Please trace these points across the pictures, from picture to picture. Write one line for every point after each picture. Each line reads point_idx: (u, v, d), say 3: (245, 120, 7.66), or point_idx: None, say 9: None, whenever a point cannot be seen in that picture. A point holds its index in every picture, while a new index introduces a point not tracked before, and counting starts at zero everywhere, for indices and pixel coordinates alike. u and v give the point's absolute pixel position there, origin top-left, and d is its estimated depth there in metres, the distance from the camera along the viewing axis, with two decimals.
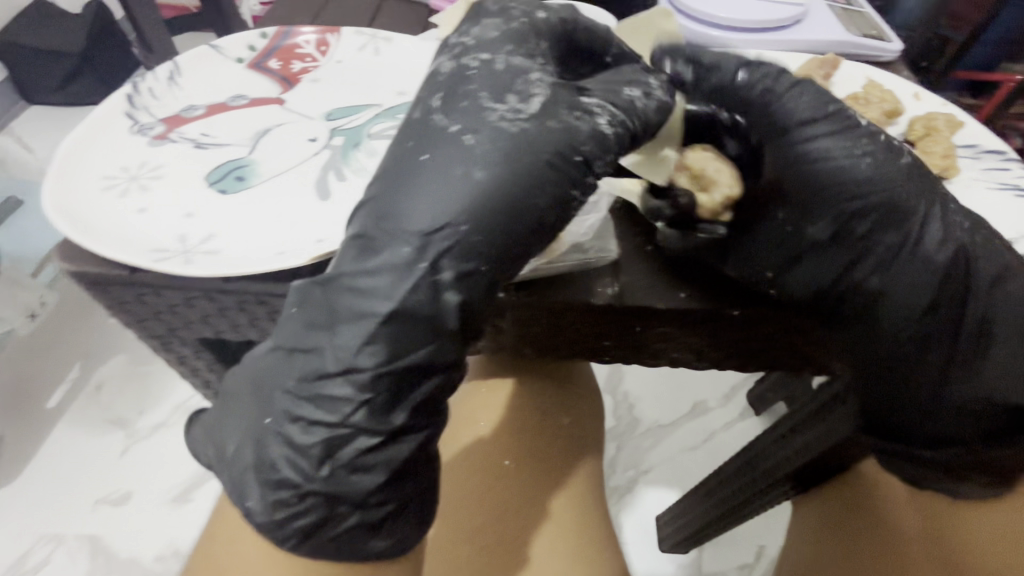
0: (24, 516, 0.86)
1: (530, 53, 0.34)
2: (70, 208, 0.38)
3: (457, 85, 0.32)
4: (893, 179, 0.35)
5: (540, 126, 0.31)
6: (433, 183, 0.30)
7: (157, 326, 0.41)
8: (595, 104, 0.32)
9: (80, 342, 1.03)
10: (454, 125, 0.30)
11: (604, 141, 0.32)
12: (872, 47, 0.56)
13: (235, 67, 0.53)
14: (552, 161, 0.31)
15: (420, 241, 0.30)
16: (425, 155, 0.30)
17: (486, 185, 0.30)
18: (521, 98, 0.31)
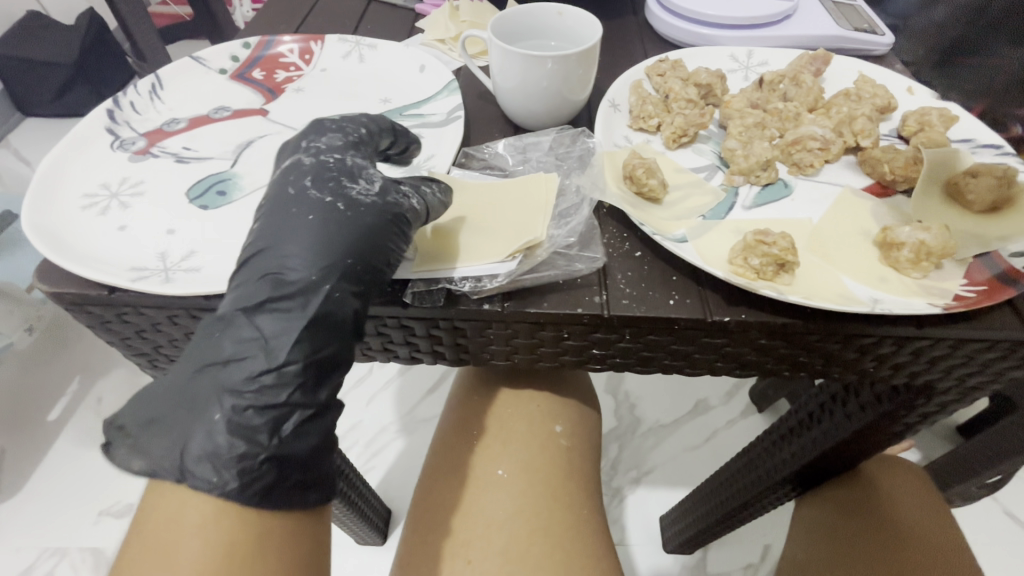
0: (28, 529, 0.86)
1: (358, 146, 0.38)
2: (51, 229, 0.38)
3: (304, 167, 0.35)
4: None
5: (383, 195, 0.35)
6: (299, 234, 0.33)
7: (141, 344, 0.41)
8: (408, 188, 0.36)
9: (80, 354, 1.03)
10: (325, 194, 0.34)
11: (427, 211, 0.37)
12: (865, 43, 0.54)
13: (217, 78, 0.53)
14: (398, 221, 0.35)
15: (288, 287, 0.32)
16: (288, 218, 0.33)
17: (347, 236, 0.33)
18: (368, 176, 0.36)
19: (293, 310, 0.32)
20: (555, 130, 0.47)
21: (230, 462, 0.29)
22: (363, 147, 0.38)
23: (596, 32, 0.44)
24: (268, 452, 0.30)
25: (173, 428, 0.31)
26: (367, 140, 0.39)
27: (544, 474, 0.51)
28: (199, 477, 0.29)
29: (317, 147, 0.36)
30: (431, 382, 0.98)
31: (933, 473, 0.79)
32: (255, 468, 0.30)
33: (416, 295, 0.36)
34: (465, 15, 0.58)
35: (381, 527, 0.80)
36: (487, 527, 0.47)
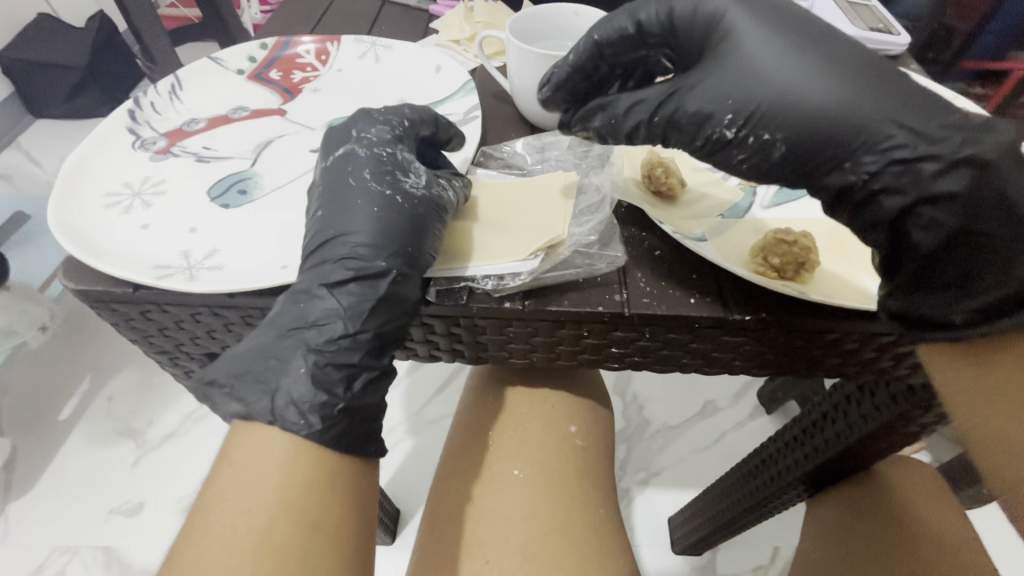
0: (41, 527, 0.86)
1: (405, 138, 0.40)
2: (77, 227, 0.38)
3: (362, 157, 0.37)
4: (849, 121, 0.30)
5: (434, 185, 0.38)
6: (365, 222, 0.35)
7: (162, 342, 0.41)
8: (449, 180, 0.39)
9: (92, 354, 1.04)
10: (384, 186, 0.36)
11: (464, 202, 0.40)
12: (880, 42, 0.54)
13: (234, 79, 0.53)
14: (449, 212, 0.37)
15: (361, 268, 0.34)
16: (348, 206, 0.35)
17: (402, 224, 0.35)
18: (418, 166, 0.38)
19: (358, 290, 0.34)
20: None
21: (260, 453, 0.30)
22: (407, 140, 0.40)
23: None
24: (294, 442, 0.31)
25: (214, 412, 0.31)
26: (410, 132, 0.40)
27: (560, 474, 0.51)
28: (253, 451, 0.31)
29: (368, 138, 0.38)
30: (440, 382, 0.98)
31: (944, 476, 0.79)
32: (308, 443, 0.31)
33: (439, 294, 0.36)
34: (479, 16, 0.58)
35: (392, 526, 0.81)
36: (504, 527, 0.47)
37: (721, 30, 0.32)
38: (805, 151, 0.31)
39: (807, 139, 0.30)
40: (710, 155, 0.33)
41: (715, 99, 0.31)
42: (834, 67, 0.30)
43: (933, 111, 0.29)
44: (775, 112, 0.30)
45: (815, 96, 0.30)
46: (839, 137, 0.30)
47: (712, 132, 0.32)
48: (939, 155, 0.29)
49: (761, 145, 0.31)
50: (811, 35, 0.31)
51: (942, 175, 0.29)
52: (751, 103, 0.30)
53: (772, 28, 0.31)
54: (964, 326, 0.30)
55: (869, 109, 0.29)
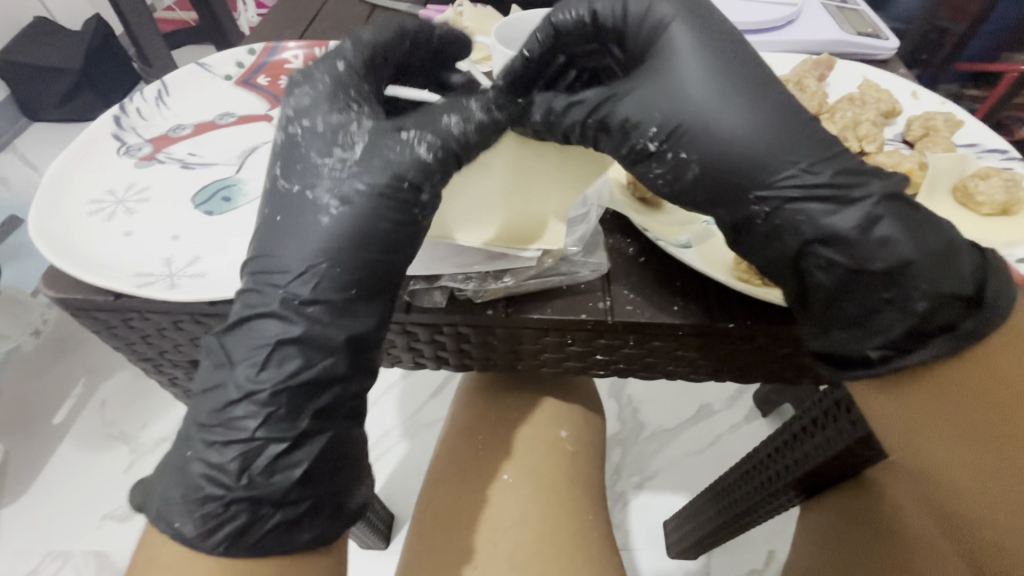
0: (32, 532, 0.86)
1: (336, 95, 0.34)
2: (58, 235, 0.38)
3: (303, 150, 0.33)
4: (748, 153, 0.32)
5: (376, 164, 0.33)
6: (297, 236, 0.32)
7: (146, 349, 0.41)
8: (410, 136, 0.33)
9: (85, 357, 1.03)
10: (313, 191, 0.32)
11: (433, 161, 0.33)
12: (868, 47, 0.54)
13: (222, 85, 0.53)
14: (394, 198, 0.32)
15: (295, 293, 0.32)
16: (291, 217, 0.33)
17: (366, 213, 0.32)
18: (358, 140, 0.33)
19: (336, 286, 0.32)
20: None
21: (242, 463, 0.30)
22: (342, 94, 0.34)
23: None
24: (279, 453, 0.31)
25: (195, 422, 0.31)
26: (346, 84, 0.34)
27: (550, 480, 0.51)
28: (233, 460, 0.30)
29: (291, 115, 0.33)
30: (433, 386, 0.98)
31: None
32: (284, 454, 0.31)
33: (420, 297, 0.36)
34: (469, 21, 0.58)
35: (384, 531, 0.80)
36: (491, 533, 0.47)
37: (666, 38, 0.33)
38: (718, 173, 0.33)
39: (721, 163, 0.32)
40: (632, 165, 0.35)
41: (643, 109, 0.33)
42: (756, 101, 0.32)
43: (831, 158, 0.32)
44: (693, 134, 0.32)
45: (731, 125, 0.32)
46: (748, 167, 0.32)
47: (636, 142, 0.34)
48: (853, 190, 0.31)
49: (676, 162, 0.33)
50: (740, 67, 0.33)
51: (835, 213, 0.31)
52: (672, 120, 0.32)
53: (706, 55, 0.33)
54: (882, 360, 0.32)
55: (774, 146, 0.32)
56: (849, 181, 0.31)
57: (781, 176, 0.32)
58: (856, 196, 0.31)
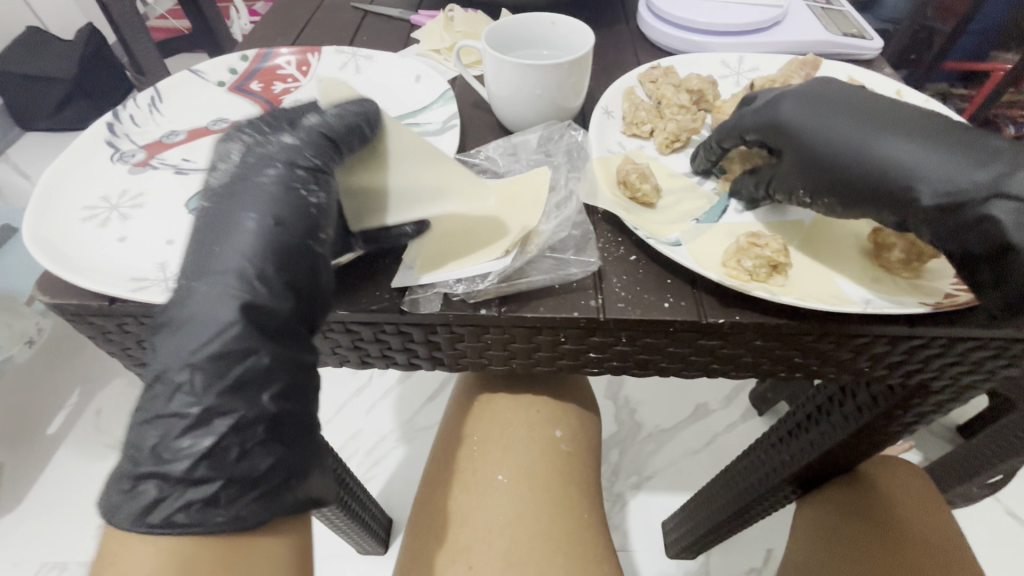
0: (27, 543, 0.85)
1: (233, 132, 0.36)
2: (52, 241, 0.38)
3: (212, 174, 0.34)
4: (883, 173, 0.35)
5: (266, 154, 0.34)
6: (206, 238, 0.32)
7: (142, 355, 0.41)
8: (288, 136, 0.35)
9: (80, 366, 1.03)
10: (209, 200, 0.33)
11: (326, 143, 0.35)
12: (853, 47, 0.55)
13: (215, 91, 0.53)
14: (294, 173, 0.34)
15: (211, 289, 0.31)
16: (211, 221, 0.33)
17: (272, 198, 0.33)
18: (244, 144, 0.34)
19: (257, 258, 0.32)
20: (543, 125, 0.47)
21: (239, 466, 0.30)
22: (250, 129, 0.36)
23: (588, 41, 0.45)
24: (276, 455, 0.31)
25: None
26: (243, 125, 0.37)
27: (545, 478, 0.51)
28: None
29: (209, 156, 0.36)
30: (430, 389, 0.98)
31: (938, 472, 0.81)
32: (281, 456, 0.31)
33: (417, 303, 0.36)
34: (459, 26, 0.59)
35: (383, 536, 0.80)
36: (488, 533, 0.47)
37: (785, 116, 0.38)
38: (858, 201, 0.36)
39: (840, 186, 0.36)
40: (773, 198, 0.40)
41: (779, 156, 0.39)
42: (881, 139, 0.35)
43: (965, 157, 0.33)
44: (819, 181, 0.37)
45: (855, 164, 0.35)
46: (879, 188, 0.35)
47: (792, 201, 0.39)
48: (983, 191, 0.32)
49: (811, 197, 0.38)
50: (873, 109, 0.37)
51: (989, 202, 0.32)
52: (815, 181, 0.37)
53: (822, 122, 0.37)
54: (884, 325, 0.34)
55: (912, 161, 0.34)
56: (974, 156, 0.33)
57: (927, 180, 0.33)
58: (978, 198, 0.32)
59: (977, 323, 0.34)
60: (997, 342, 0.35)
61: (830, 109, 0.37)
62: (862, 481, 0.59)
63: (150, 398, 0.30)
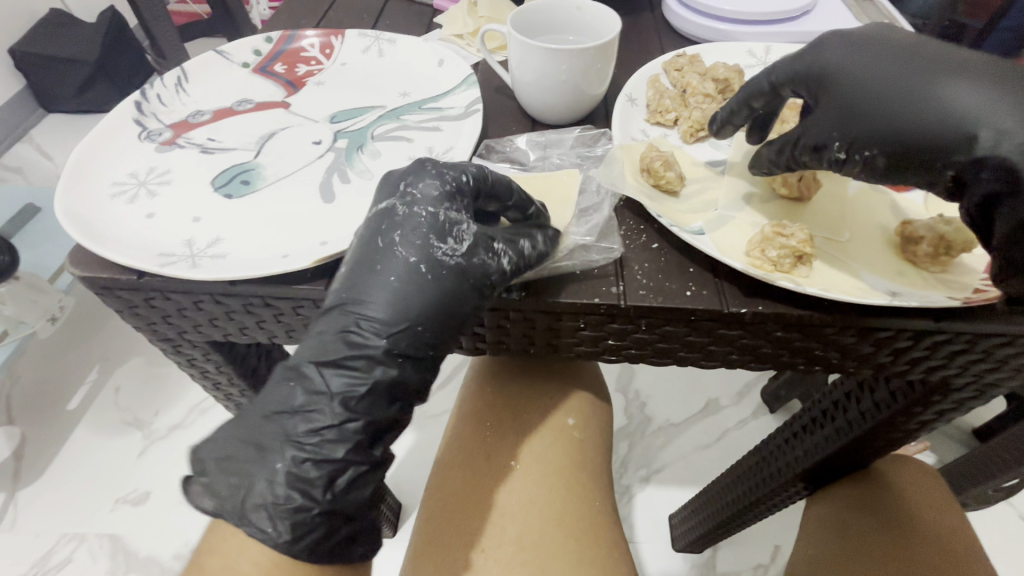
0: (49, 514, 0.87)
1: (455, 197, 0.35)
2: (82, 216, 0.39)
3: (399, 251, 0.34)
4: (926, 134, 0.33)
5: (455, 189, 0.36)
6: (378, 289, 0.33)
7: (166, 329, 0.42)
8: (503, 245, 0.35)
9: (102, 344, 1.05)
10: (409, 254, 0.34)
11: (468, 187, 0.36)
12: None
13: (240, 72, 0.54)
14: (434, 223, 0.34)
15: (383, 308, 0.33)
16: (389, 267, 0.34)
17: (438, 291, 0.34)
18: (440, 184, 0.35)
19: (400, 304, 0.33)
20: (578, 129, 0.47)
21: (286, 513, 0.32)
22: (461, 198, 0.36)
23: (616, 25, 0.45)
24: (323, 507, 0.33)
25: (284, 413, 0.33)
26: (467, 189, 0.36)
27: (558, 465, 0.51)
28: (252, 521, 0.32)
29: (414, 194, 0.35)
30: (440, 377, 0.97)
31: (963, 473, 0.80)
32: (309, 521, 0.32)
33: None
34: (483, 10, 0.59)
35: (392, 518, 0.79)
36: (501, 516, 0.48)
37: (832, 68, 0.36)
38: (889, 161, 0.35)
39: (900, 142, 0.34)
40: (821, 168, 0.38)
41: (826, 128, 0.36)
42: (940, 77, 0.33)
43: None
44: (833, 120, 0.36)
45: (877, 80, 0.35)
46: (926, 145, 0.33)
47: (827, 157, 0.37)
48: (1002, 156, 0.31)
49: (865, 159, 0.35)
50: (917, 47, 0.35)
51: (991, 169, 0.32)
52: (854, 131, 0.35)
53: (860, 52, 0.36)
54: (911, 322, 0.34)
55: (971, 107, 0.32)
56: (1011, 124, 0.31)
57: (967, 150, 0.32)
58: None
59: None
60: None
61: (877, 50, 0.36)
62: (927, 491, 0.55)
63: (274, 405, 0.34)
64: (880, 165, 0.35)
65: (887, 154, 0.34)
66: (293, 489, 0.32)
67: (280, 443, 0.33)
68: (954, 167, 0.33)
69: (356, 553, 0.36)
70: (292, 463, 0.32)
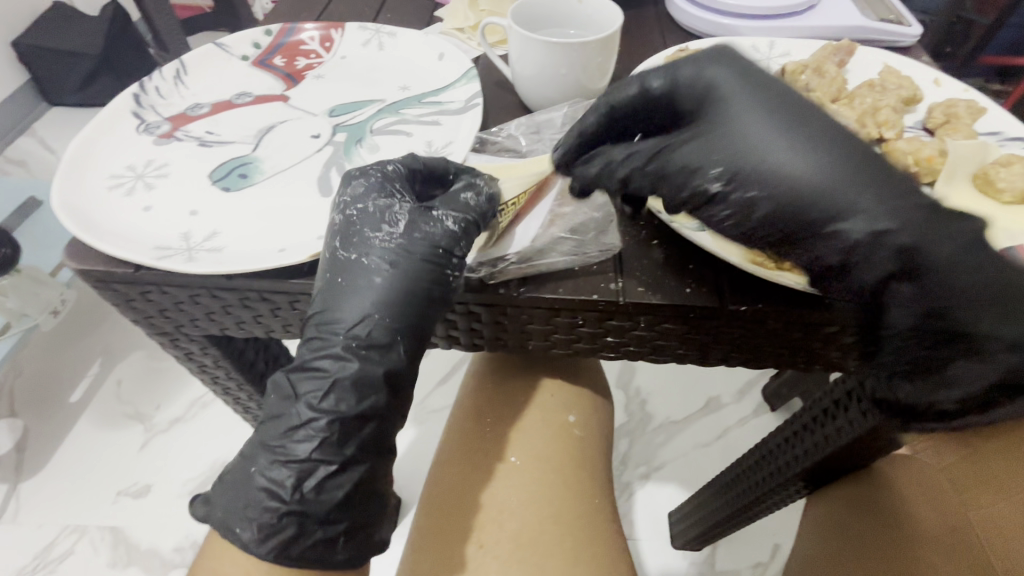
0: (51, 506, 0.88)
1: (386, 185, 0.37)
2: (78, 209, 0.39)
3: (346, 258, 0.35)
4: (803, 199, 0.30)
5: (381, 179, 0.37)
6: (338, 293, 0.35)
7: (163, 323, 0.42)
8: (440, 212, 0.36)
9: (104, 337, 1.05)
10: (352, 254, 0.35)
11: (396, 174, 0.37)
12: (891, 34, 0.53)
13: (239, 65, 0.54)
14: (362, 217, 0.36)
15: (348, 311, 0.35)
16: (350, 277, 0.35)
17: (398, 274, 0.35)
18: (366, 185, 0.36)
19: (365, 296, 0.35)
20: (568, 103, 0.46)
21: (255, 513, 0.34)
22: (394, 185, 0.37)
23: (618, 19, 0.44)
24: (288, 506, 0.34)
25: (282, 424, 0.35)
26: (395, 175, 0.37)
27: (557, 462, 0.51)
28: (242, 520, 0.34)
29: (344, 200, 0.36)
30: (441, 373, 0.97)
31: None
32: (276, 521, 0.34)
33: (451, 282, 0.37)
34: (484, 3, 0.58)
35: None
36: (498, 513, 0.47)
37: (720, 97, 0.33)
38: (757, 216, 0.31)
39: (784, 200, 0.30)
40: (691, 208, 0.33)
41: (701, 156, 0.32)
42: (810, 135, 0.31)
43: (905, 186, 0.30)
44: (714, 145, 0.32)
45: (760, 121, 0.31)
46: (807, 204, 0.30)
47: (697, 184, 0.32)
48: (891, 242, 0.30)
49: (744, 202, 0.31)
50: (800, 97, 0.32)
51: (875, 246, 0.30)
52: (738, 163, 0.31)
53: (743, 78, 0.33)
54: None
55: (835, 179, 0.30)
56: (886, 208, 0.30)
57: (842, 221, 0.30)
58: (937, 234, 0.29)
59: (1012, 317, 0.28)
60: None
61: (765, 88, 0.32)
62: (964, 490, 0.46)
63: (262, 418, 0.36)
64: (754, 221, 0.32)
65: (765, 211, 0.31)
66: (262, 491, 0.34)
67: (255, 450, 0.35)
68: (831, 244, 0.31)
69: (335, 559, 0.36)
70: (262, 471, 0.34)
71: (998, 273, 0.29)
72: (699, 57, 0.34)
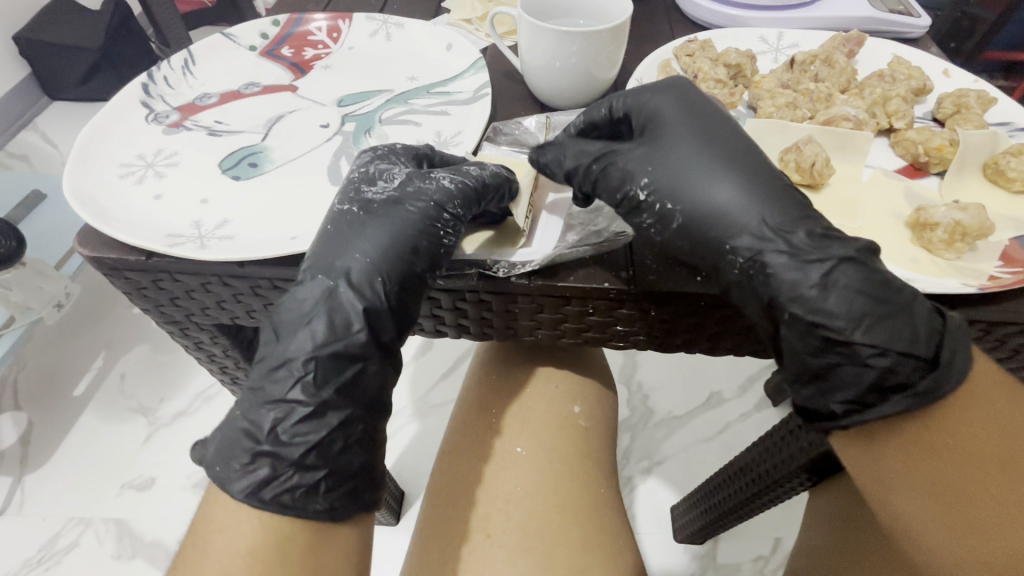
0: (56, 499, 0.88)
1: (387, 156, 0.40)
2: (91, 197, 0.39)
3: (341, 208, 0.37)
4: (713, 217, 0.34)
5: (382, 152, 0.40)
6: (331, 240, 0.36)
7: (173, 312, 0.42)
8: (438, 173, 0.38)
9: (107, 331, 1.06)
10: (349, 204, 0.37)
11: (399, 148, 0.40)
12: (901, 24, 0.53)
13: (247, 55, 0.53)
14: (363, 178, 0.38)
15: (344, 256, 0.35)
16: (338, 226, 0.36)
17: (394, 222, 0.36)
18: (365, 158, 0.39)
19: (360, 241, 0.36)
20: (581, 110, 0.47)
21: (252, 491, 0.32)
22: (397, 157, 0.40)
23: (628, 9, 0.44)
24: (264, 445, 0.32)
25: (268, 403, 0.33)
26: (400, 150, 0.40)
27: (565, 453, 0.51)
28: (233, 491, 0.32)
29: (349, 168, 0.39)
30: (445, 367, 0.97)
31: None
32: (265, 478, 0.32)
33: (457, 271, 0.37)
34: None
35: (395, 506, 0.79)
36: (506, 502, 0.47)
37: (660, 117, 0.38)
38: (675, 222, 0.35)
39: (697, 211, 0.35)
40: (626, 214, 0.37)
41: (637, 167, 0.37)
42: (732, 161, 0.36)
43: (798, 220, 0.34)
44: (648, 160, 0.37)
45: (687, 143, 0.37)
46: (713, 218, 0.34)
47: (630, 190, 0.36)
48: (804, 252, 0.32)
49: (663, 213, 0.36)
50: (732, 130, 0.37)
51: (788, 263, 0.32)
52: (662, 176, 0.36)
53: (682, 107, 0.38)
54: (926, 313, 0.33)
55: (744, 200, 0.34)
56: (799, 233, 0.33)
57: (740, 239, 0.34)
58: (815, 256, 0.32)
59: (903, 335, 0.31)
60: (922, 383, 0.30)
61: (701, 117, 0.38)
62: (871, 489, 0.33)
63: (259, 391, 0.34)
64: (667, 232, 0.35)
65: (680, 218, 0.35)
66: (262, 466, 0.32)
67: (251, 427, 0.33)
68: (740, 246, 0.33)
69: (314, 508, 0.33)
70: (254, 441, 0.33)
71: (873, 288, 0.31)
72: (655, 85, 0.40)
